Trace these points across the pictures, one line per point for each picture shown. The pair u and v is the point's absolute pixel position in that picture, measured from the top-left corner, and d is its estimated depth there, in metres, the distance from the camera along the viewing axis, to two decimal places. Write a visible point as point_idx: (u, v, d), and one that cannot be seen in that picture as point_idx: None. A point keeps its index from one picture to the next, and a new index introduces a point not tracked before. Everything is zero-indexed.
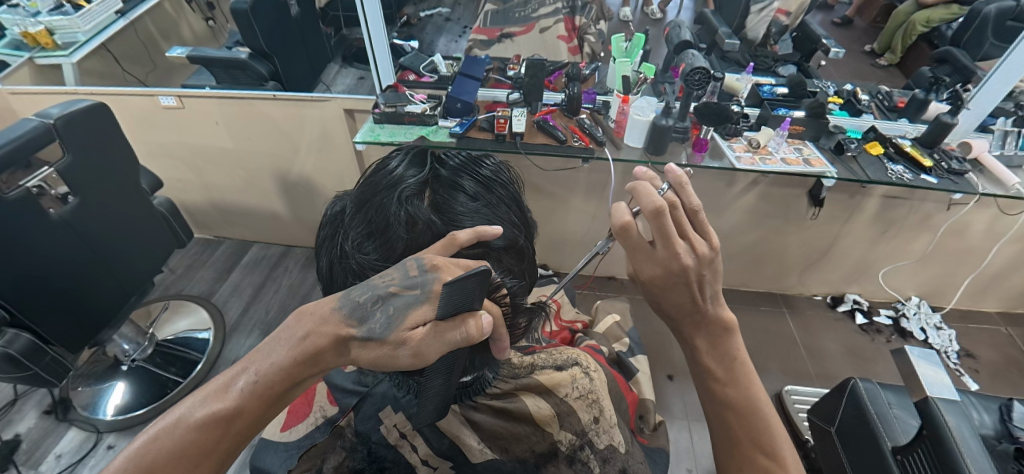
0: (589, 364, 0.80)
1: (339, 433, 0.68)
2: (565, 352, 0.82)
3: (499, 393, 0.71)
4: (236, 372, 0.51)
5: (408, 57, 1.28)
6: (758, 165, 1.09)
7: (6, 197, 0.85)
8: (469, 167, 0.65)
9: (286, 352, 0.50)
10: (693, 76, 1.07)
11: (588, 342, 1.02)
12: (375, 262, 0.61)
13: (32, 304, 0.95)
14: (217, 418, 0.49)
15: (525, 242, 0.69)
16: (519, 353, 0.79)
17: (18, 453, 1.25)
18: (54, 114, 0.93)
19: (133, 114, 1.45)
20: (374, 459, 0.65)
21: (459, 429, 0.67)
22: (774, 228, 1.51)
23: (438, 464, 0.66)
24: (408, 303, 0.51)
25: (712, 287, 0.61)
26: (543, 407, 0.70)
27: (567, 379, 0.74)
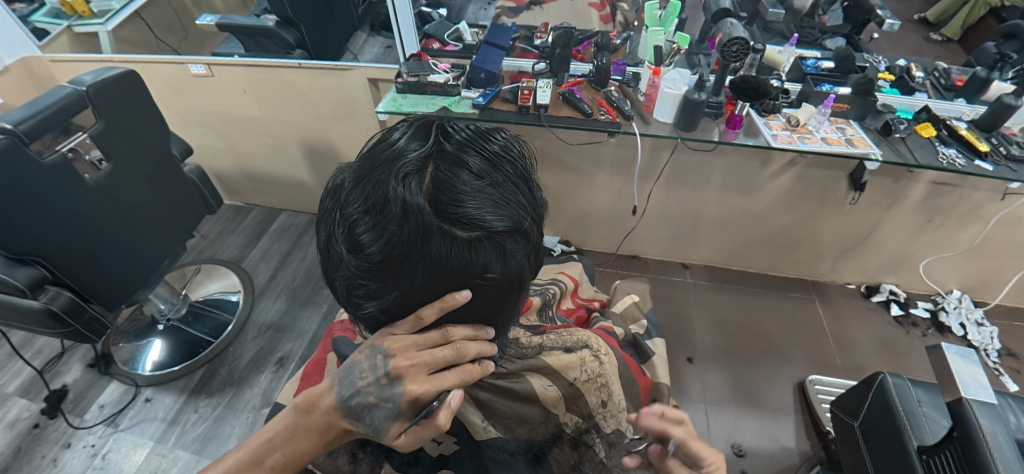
0: (599, 347, 0.76)
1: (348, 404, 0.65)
2: (575, 333, 0.78)
3: (505, 372, 0.68)
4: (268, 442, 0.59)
5: (433, 25, 1.25)
6: (796, 144, 1.03)
7: (45, 162, 0.89)
8: (476, 142, 0.55)
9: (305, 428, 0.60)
10: (730, 47, 1.00)
11: (603, 323, 0.94)
12: (368, 245, 0.52)
13: (71, 266, 1.00)
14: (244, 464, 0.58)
15: (533, 225, 0.59)
16: (528, 332, 0.76)
17: (66, 401, 1.35)
18: (86, 82, 0.95)
19: (165, 82, 1.48)
20: None
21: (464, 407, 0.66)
22: (810, 211, 1.44)
23: (443, 439, 0.67)
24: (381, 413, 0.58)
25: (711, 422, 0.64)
26: (550, 388, 0.69)
27: (576, 362, 0.71)
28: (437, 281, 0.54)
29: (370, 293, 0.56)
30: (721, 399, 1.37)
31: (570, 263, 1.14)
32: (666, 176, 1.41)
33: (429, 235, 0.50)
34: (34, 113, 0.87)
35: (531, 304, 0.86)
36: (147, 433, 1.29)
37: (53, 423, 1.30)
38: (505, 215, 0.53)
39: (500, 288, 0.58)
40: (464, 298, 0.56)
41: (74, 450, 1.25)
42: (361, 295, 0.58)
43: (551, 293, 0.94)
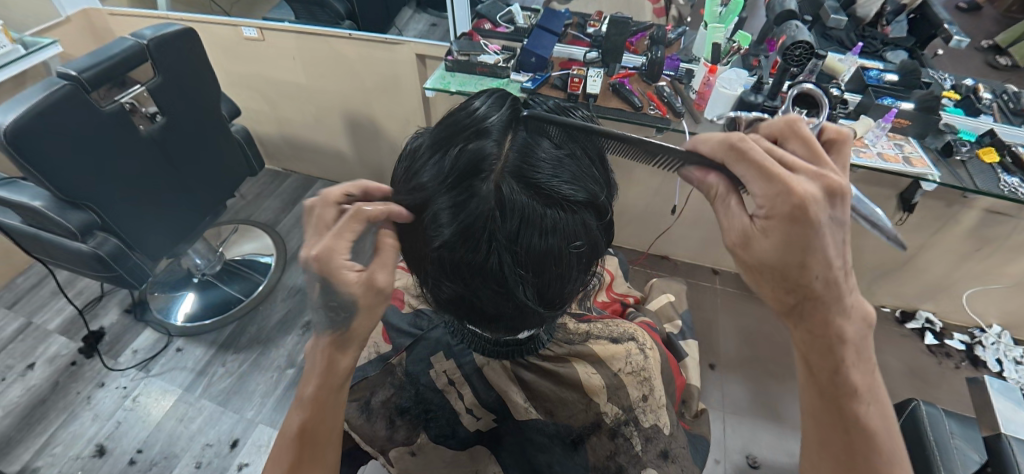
0: (646, 341, 0.71)
1: (390, 369, 0.67)
2: (622, 325, 0.73)
3: (551, 356, 0.64)
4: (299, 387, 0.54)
5: (486, 5, 1.24)
6: (850, 157, 1.00)
7: (103, 110, 0.92)
8: (554, 114, 0.52)
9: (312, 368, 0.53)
10: (793, 51, 0.97)
11: (644, 318, 0.93)
12: (441, 215, 0.48)
13: (119, 215, 1.04)
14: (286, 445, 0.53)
15: (606, 204, 0.55)
16: (575, 320, 0.72)
17: (103, 343, 1.41)
18: (147, 36, 0.98)
19: (219, 43, 1.52)
20: (421, 401, 0.65)
21: (507, 385, 0.62)
22: (852, 228, 1.39)
23: (482, 415, 0.64)
24: (324, 293, 0.51)
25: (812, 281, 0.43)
26: (594, 376, 0.63)
27: (622, 352, 0.66)
28: (514, 255, 0.48)
29: (437, 272, 0.53)
30: (739, 410, 1.35)
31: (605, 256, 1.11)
32: None
33: (505, 202, 0.45)
34: (97, 63, 0.90)
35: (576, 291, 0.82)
36: (176, 380, 1.35)
37: (89, 362, 1.37)
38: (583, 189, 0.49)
39: (575, 264, 0.53)
40: (541, 272, 0.51)
41: (107, 389, 1.31)
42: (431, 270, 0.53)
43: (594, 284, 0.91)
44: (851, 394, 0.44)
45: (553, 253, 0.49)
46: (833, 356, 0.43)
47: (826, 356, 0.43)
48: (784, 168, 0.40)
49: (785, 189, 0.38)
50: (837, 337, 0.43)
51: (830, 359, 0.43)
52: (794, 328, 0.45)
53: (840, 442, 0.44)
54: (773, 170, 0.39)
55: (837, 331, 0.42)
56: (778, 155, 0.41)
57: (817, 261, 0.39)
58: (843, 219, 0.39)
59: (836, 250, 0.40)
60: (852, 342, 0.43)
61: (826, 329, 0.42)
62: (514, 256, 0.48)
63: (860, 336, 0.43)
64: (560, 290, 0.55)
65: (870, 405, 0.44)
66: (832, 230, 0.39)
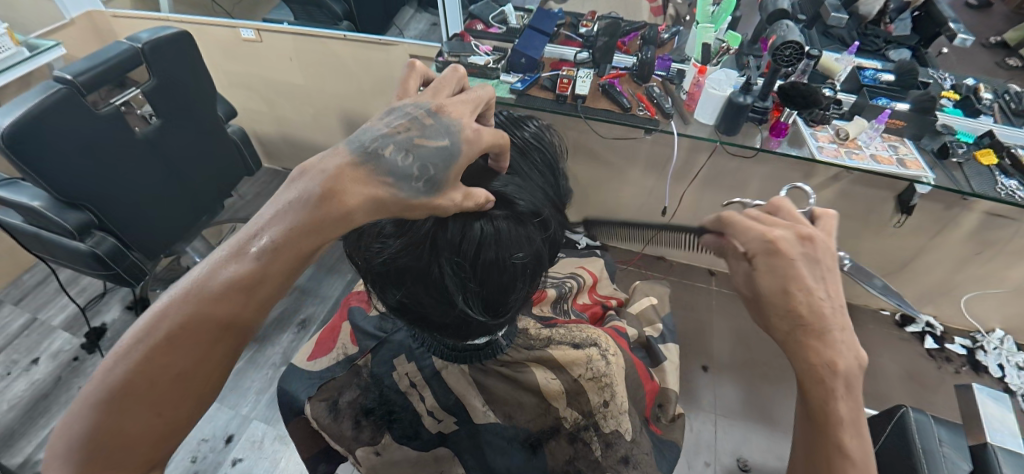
0: (609, 347, 0.70)
1: (356, 371, 0.68)
2: (585, 330, 0.72)
3: (510, 361, 0.63)
4: (249, 232, 0.37)
5: (479, 6, 1.25)
6: (842, 159, 0.98)
7: (101, 112, 0.95)
8: (509, 127, 0.57)
9: (297, 203, 0.36)
10: (783, 51, 0.96)
11: (617, 322, 0.90)
12: (386, 225, 0.49)
13: (118, 216, 1.06)
14: (183, 323, 0.35)
15: (552, 219, 0.57)
16: (539, 325, 0.72)
17: (105, 339, 1.44)
18: (142, 39, 1.00)
19: (218, 45, 1.55)
20: (385, 401, 0.65)
21: (465, 389, 0.62)
22: (850, 230, 1.37)
23: (443, 417, 0.64)
24: (435, 155, 0.41)
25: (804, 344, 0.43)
26: (553, 382, 0.63)
27: (582, 358, 0.64)
28: (456, 263, 0.49)
29: (381, 280, 0.53)
30: (732, 412, 1.34)
31: (592, 258, 1.11)
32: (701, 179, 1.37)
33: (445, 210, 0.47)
34: (94, 66, 0.93)
35: (545, 297, 0.85)
36: None
37: (91, 357, 1.40)
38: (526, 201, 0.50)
39: (520, 275, 0.53)
40: (484, 283, 0.51)
41: None
42: (377, 278, 0.53)
43: (566, 288, 0.91)
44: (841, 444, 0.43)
45: (493, 263, 0.49)
46: (823, 403, 0.43)
47: (815, 386, 0.43)
48: (762, 220, 0.46)
49: (762, 234, 0.44)
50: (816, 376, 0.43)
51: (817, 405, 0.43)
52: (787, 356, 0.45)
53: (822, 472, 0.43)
54: (749, 222, 0.46)
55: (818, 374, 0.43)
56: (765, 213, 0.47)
57: (794, 300, 0.43)
58: (818, 261, 0.43)
59: (816, 283, 0.42)
60: (844, 376, 0.42)
61: (818, 360, 0.42)
62: (455, 265, 0.49)
63: (851, 372, 0.43)
64: (507, 298, 0.55)
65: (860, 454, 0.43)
66: (807, 265, 0.43)
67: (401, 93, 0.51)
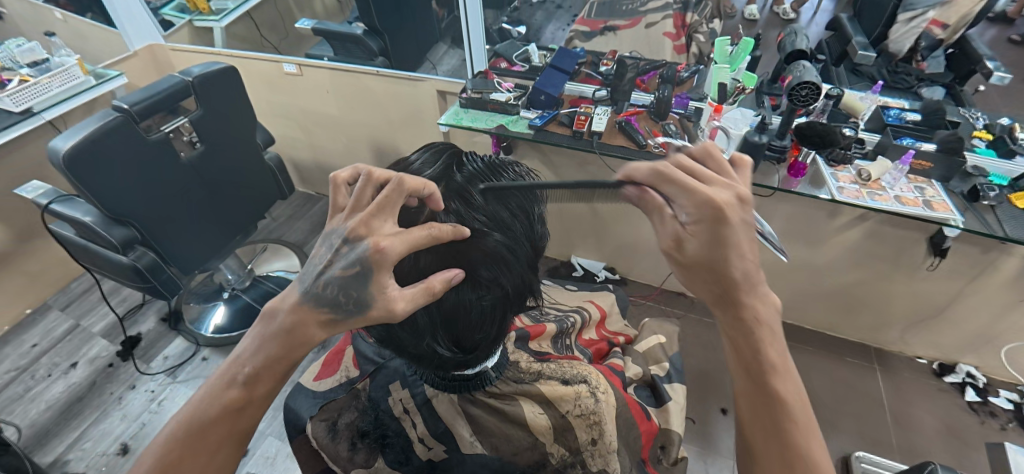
0: (599, 384, 0.69)
1: (355, 394, 0.69)
2: (577, 366, 0.72)
3: (498, 393, 0.64)
4: (237, 363, 0.48)
5: (504, 45, 1.31)
6: (863, 200, 0.96)
7: (150, 139, 1.04)
8: (486, 176, 0.55)
9: (268, 339, 0.47)
10: (799, 91, 0.96)
11: (615, 361, 0.89)
12: None
13: (158, 232, 1.14)
14: (189, 434, 0.45)
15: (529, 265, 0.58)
16: (530, 358, 0.73)
17: (139, 348, 1.52)
18: (193, 74, 1.10)
19: (264, 78, 1.67)
20: (380, 426, 0.66)
21: (454, 417, 0.63)
22: (880, 271, 1.32)
23: (433, 445, 0.64)
24: (353, 282, 0.47)
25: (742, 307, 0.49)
26: (541, 416, 0.64)
27: (571, 394, 0.65)
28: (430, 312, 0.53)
29: None
30: None
31: (603, 292, 1.11)
32: None
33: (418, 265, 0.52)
34: (149, 96, 1.02)
35: (545, 331, 0.83)
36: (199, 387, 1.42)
37: (124, 365, 1.47)
38: (489, 259, 0.52)
39: (492, 319, 0.56)
40: (453, 331, 0.55)
41: (137, 392, 1.41)
42: None
43: (569, 323, 0.89)
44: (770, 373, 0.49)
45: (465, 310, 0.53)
46: (750, 335, 0.49)
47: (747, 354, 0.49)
48: (700, 178, 0.49)
49: (703, 197, 0.46)
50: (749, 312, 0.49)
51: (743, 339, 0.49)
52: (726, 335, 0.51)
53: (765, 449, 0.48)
54: (686, 183, 0.47)
55: (748, 307, 0.49)
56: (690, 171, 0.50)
57: (739, 250, 0.46)
58: (750, 224, 0.47)
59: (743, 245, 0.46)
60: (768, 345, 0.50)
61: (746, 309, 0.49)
62: (426, 315, 0.53)
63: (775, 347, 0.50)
64: (481, 342, 0.58)
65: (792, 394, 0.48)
66: (743, 229, 0.46)
67: (334, 207, 0.53)
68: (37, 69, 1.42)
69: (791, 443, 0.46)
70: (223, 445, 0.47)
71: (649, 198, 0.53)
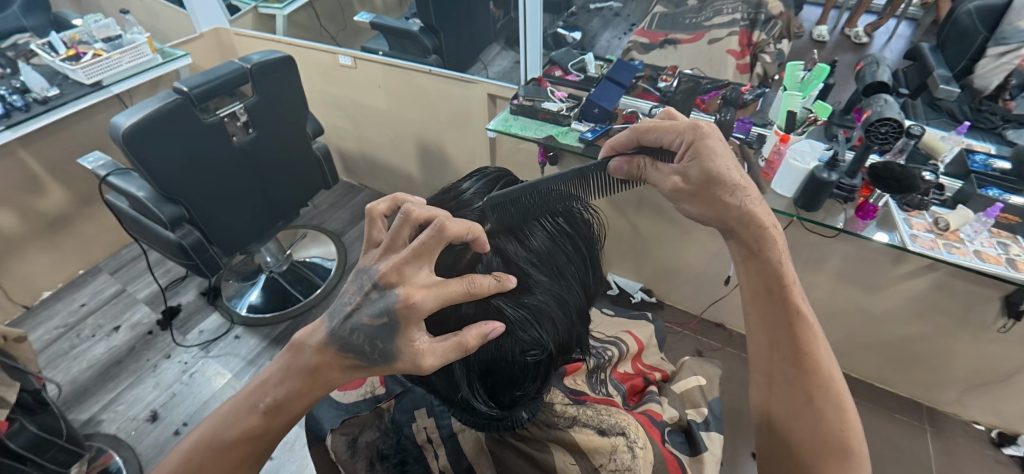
0: (638, 438, 0.65)
1: (379, 413, 0.67)
2: (615, 415, 0.68)
3: (530, 437, 0.62)
4: (258, 391, 0.45)
5: (560, 53, 1.27)
6: (939, 252, 0.87)
7: (206, 122, 1.06)
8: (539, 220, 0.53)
9: (292, 377, 0.44)
10: (877, 128, 0.87)
11: (652, 406, 0.82)
12: None
13: (204, 212, 1.17)
14: (208, 456, 0.45)
15: (574, 319, 0.55)
16: (566, 399, 0.69)
17: (178, 319, 1.58)
18: (252, 61, 1.12)
19: (319, 69, 1.71)
20: (400, 452, 0.63)
21: (479, 456, 0.62)
22: (944, 327, 1.20)
23: None
24: (380, 333, 0.42)
25: (746, 232, 0.59)
26: (572, 468, 0.60)
27: (607, 448, 0.61)
28: (467, 363, 0.51)
29: None
30: None
31: (641, 320, 1.06)
32: None
33: (460, 316, 0.49)
34: (208, 81, 1.04)
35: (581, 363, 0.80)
36: (229, 365, 1.46)
37: (162, 334, 1.53)
38: (532, 314, 0.50)
39: (530, 374, 0.53)
40: (489, 381, 0.53)
41: (171, 362, 1.46)
42: None
43: (606, 356, 0.87)
44: (786, 284, 0.59)
45: (503, 365, 0.51)
46: (769, 247, 0.58)
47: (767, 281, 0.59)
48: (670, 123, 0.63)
49: (680, 127, 0.61)
50: (764, 225, 0.58)
51: (764, 251, 0.59)
52: (745, 267, 0.61)
53: (799, 370, 0.57)
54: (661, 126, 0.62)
55: (759, 220, 0.58)
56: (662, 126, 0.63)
57: (722, 163, 0.58)
58: (722, 147, 0.60)
59: (738, 180, 0.58)
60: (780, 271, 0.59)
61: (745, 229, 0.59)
62: (464, 367, 0.51)
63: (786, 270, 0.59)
64: (516, 394, 0.56)
65: (803, 298, 0.59)
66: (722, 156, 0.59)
67: (368, 238, 0.48)
68: (111, 45, 1.49)
69: (811, 355, 0.56)
70: (241, 468, 0.45)
71: (636, 161, 0.65)
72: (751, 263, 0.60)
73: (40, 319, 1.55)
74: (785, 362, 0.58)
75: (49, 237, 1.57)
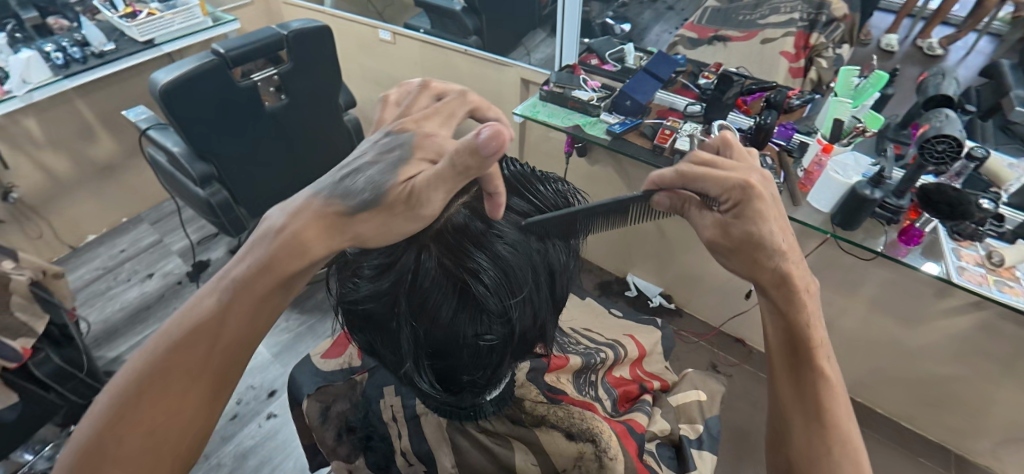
0: (610, 447, 0.59)
1: (352, 385, 0.70)
2: (590, 419, 0.63)
3: (494, 431, 0.61)
4: (231, 268, 0.45)
5: (599, 41, 1.23)
6: (988, 289, 0.77)
7: (241, 86, 1.09)
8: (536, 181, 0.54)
9: (271, 237, 0.44)
10: (935, 146, 0.79)
11: (637, 416, 0.77)
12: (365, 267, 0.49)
13: (231, 172, 1.21)
14: (167, 359, 0.41)
15: (544, 307, 0.53)
16: (541, 398, 0.66)
17: (206, 272, 1.65)
18: (290, 28, 1.13)
19: (359, 42, 1.73)
20: (367, 425, 0.65)
21: (439, 444, 0.61)
22: (985, 373, 1.09)
23: (414, 461, 0.62)
24: (389, 165, 0.44)
25: (780, 295, 0.49)
26: (530, 468, 0.59)
27: (571, 454, 0.58)
28: (418, 337, 0.48)
29: (355, 319, 0.53)
30: None
31: (648, 325, 1.02)
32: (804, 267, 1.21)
33: (420, 270, 0.45)
34: (245, 45, 1.06)
35: (567, 364, 0.77)
36: None
37: (189, 286, 1.61)
38: (501, 287, 0.46)
39: (489, 356, 0.50)
40: (439, 351, 0.49)
41: None
42: (351, 314, 0.52)
43: (598, 359, 0.83)
44: (813, 346, 0.49)
45: (458, 344, 0.48)
46: (802, 309, 0.49)
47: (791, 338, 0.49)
48: (728, 165, 0.50)
49: (732, 181, 0.47)
50: (797, 289, 0.48)
51: (794, 311, 0.49)
52: (772, 320, 0.51)
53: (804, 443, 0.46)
54: (714, 166, 0.50)
55: (795, 284, 0.48)
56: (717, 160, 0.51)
57: (771, 227, 0.47)
58: (775, 202, 0.49)
59: (781, 238, 0.48)
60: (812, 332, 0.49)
61: (774, 285, 0.49)
62: (415, 326, 0.48)
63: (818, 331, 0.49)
64: (471, 376, 0.53)
65: (831, 363, 0.49)
66: (772, 210, 0.48)
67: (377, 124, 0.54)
68: (164, 5, 1.55)
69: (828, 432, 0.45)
70: (194, 390, 0.41)
71: (683, 195, 0.54)
72: (777, 320, 0.51)
73: (83, 261, 1.67)
74: (790, 429, 0.48)
75: (97, 183, 1.67)
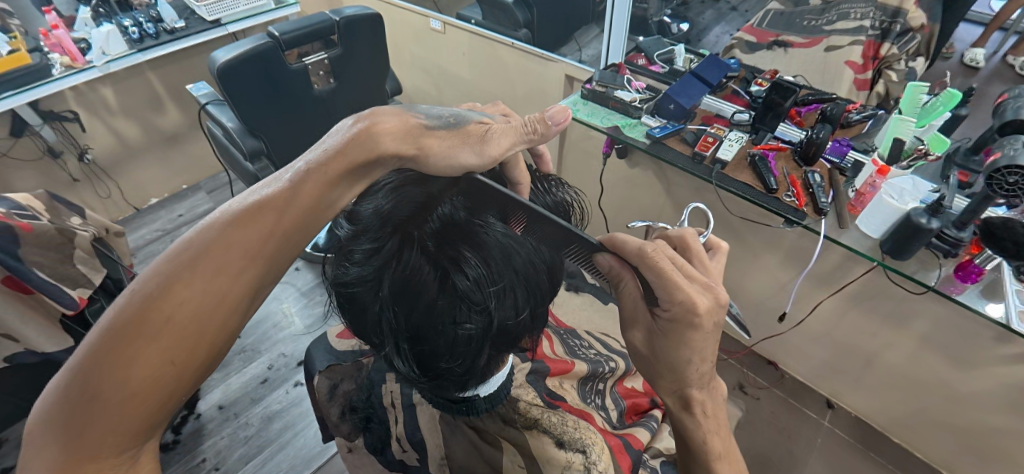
0: (600, 461, 0.60)
1: (359, 366, 0.73)
2: (585, 432, 0.63)
3: (485, 431, 0.61)
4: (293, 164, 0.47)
5: (648, 41, 1.17)
6: None
7: (291, 67, 1.14)
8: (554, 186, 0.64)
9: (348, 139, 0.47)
10: (1005, 178, 0.69)
11: (639, 434, 0.76)
12: (355, 252, 0.50)
13: (278, 149, 1.27)
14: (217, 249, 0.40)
15: (528, 305, 0.52)
16: (540, 402, 0.66)
17: None
18: (342, 14, 1.16)
19: (411, 31, 1.76)
20: (368, 406, 0.69)
21: (431, 434, 0.63)
22: None
23: (407, 448, 0.65)
24: (469, 116, 0.56)
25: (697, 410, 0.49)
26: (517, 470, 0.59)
27: (561, 464, 0.58)
28: (395, 322, 0.48)
29: (342, 302, 0.54)
30: None
31: None
32: (849, 293, 1.13)
33: (406, 257, 0.46)
34: (300, 27, 1.10)
35: (572, 370, 0.77)
36: (286, 295, 1.60)
37: None
38: (483, 277, 0.47)
39: (466, 346, 0.50)
40: (417, 337, 0.49)
41: None
42: (339, 296, 0.54)
43: (606, 368, 0.83)
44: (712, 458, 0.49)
45: (434, 331, 0.48)
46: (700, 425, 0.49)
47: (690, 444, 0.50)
48: (684, 279, 0.47)
49: (675, 293, 0.46)
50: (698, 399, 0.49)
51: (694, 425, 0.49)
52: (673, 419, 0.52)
53: None
54: (668, 275, 0.46)
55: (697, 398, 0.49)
56: (676, 267, 0.48)
57: (690, 353, 0.48)
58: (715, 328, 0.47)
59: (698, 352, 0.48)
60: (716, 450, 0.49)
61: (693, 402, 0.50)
62: (395, 313, 0.48)
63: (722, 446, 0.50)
64: (449, 366, 0.52)
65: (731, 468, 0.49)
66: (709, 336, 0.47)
67: None
68: None
69: None
70: (250, 270, 0.41)
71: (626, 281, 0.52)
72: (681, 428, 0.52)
73: (145, 222, 1.81)
74: None
75: (162, 150, 1.80)
